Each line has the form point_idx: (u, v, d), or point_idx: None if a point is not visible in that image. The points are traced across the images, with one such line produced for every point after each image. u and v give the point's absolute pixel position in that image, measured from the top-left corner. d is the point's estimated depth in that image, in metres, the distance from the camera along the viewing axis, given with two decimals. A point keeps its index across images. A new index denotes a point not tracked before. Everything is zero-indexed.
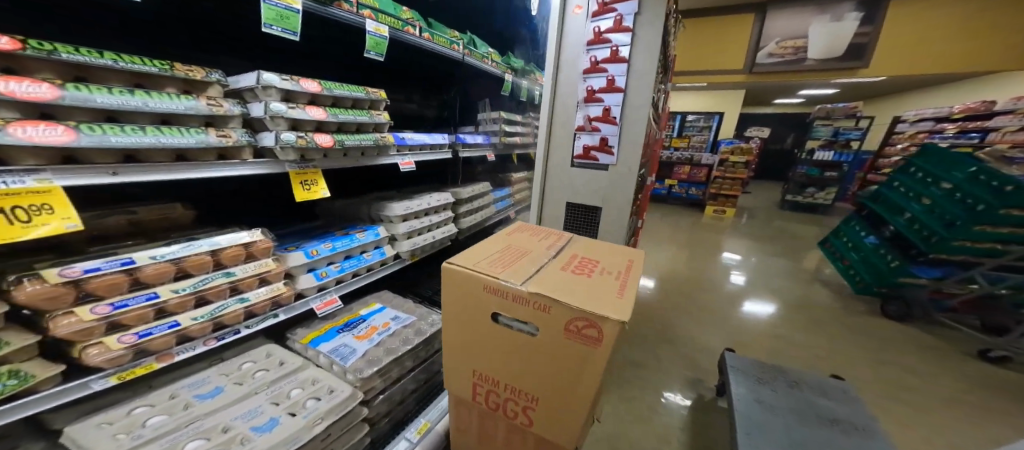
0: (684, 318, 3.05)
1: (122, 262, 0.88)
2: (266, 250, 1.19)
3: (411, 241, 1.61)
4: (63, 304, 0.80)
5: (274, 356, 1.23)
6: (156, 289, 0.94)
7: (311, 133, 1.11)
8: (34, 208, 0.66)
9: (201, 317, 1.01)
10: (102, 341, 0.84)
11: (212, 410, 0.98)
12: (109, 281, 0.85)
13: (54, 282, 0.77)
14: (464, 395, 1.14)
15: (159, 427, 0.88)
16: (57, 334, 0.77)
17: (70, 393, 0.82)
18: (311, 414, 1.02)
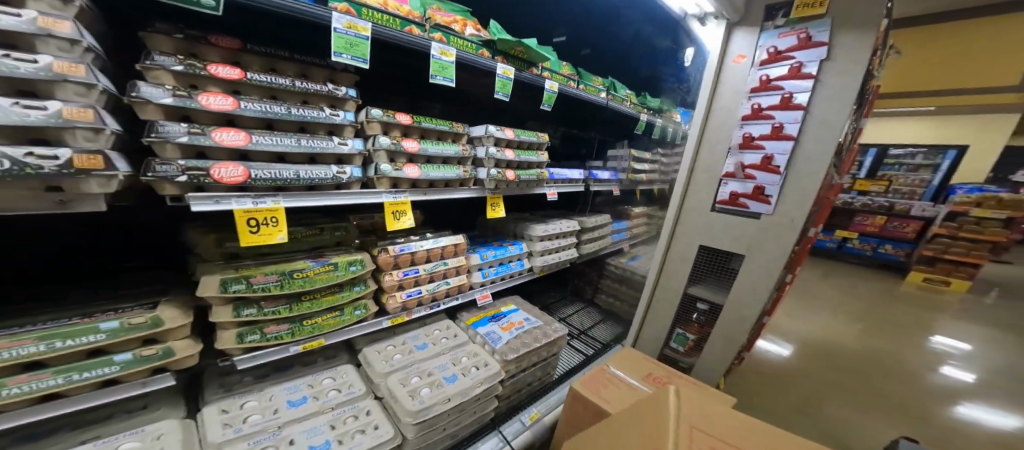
0: (847, 402, 2.36)
1: (409, 248, 1.21)
2: (461, 249, 1.38)
3: (544, 258, 1.70)
4: (389, 266, 1.18)
5: (450, 327, 1.36)
6: (418, 266, 1.24)
7: (504, 170, 1.36)
8: (398, 212, 1.13)
9: (432, 289, 1.27)
10: (395, 295, 1.18)
11: (421, 359, 1.16)
12: (403, 258, 1.20)
13: (388, 254, 1.16)
14: (576, 423, 1.25)
15: (398, 362, 1.12)
16: (385, 284, 1.15)
17: (364, 328, 1.11)
18: (476, 377, 1.15)
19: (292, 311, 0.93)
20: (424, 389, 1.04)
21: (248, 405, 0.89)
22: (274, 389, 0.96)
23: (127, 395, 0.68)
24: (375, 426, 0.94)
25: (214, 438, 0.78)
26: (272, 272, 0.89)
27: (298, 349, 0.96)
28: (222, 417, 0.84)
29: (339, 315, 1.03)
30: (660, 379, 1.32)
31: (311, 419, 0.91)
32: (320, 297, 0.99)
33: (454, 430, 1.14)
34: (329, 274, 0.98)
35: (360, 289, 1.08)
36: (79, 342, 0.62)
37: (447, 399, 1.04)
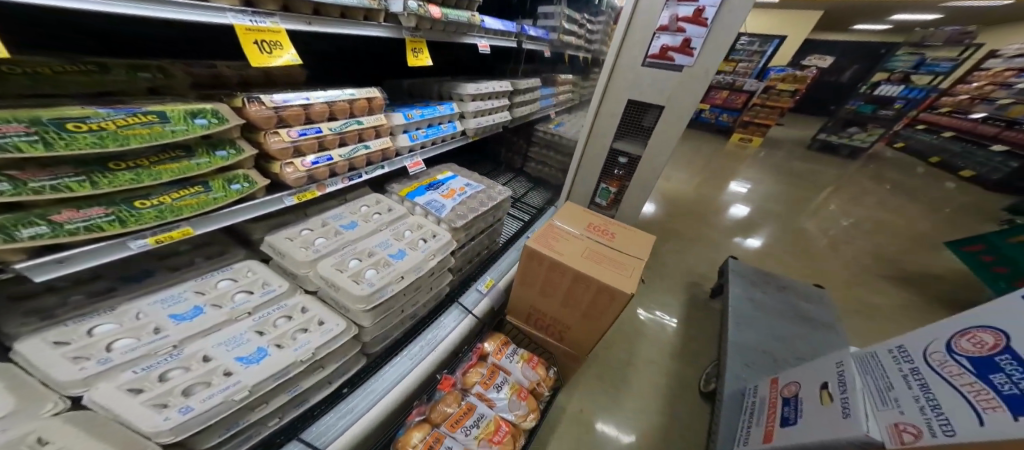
0: (700, 226, 3.08)
1: (298, 100, 0.82)
2: (381, 107, 1.04)
3: (477, 120, 1.45)
4: (270, 124, 0.78)
5: (382, 202, 1.07)
6: (319, 125, 0.88)
7: (425, 5, 0.97)
8: (270, 44, 0.68)
9: (346, 155, 0.94)
10: (293, 162, 0.82)
11: (356, 239, 0.91)
12: (291, 112, 0.81)
13: (267, 107, 0.76)
14: (531, 283, 1.13)
15: (326, 246, 0.85)
16: (269, 148, 0.77)
17: (268, 207, 0.79)
18: (426, 249, 0.95)
19: (98, 187, 0.53)
20: (369, 270, 0.82)
21: (103, 330, 0.57)
22: (138, 303, 0.63)
23: None
24: (319, 322, 0.73)
25: (70, 379, 0.48)
26: (14, 120, 0.45)
27: (150, 243, 0.59)
28: (63, 350, 0.51)
29: (205, 192, 0.65)
30: (601, 229, 1.22)
31: (228, 328, 0.64)
32: (152, 164, 0.59)
33: (413, 310, 0.98)
34: (154, 129, 0.58)
35: (229, 153, 0.70)
36: None
37: (400, 277, 0.85)
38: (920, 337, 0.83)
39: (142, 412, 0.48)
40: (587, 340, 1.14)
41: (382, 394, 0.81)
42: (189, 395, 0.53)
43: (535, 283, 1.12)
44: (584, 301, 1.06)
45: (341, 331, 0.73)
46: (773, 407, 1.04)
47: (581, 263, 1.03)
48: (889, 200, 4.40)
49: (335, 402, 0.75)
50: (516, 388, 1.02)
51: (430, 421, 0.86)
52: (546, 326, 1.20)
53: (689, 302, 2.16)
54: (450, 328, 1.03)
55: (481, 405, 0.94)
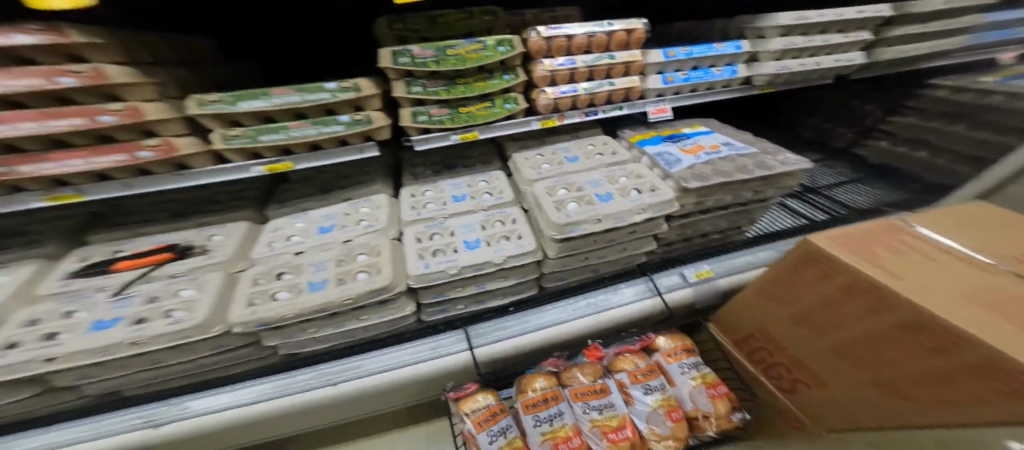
0: None
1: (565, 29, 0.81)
2: (639, 41, 0.88)
3: (779, 64, 1.00)
4: (540, 54, 0.83)
5: (610, 145, 1.04)
6: (575, 57, 0.85)
7: None
8: None
9: (592, 88, 0.88)
10: (546, 90, 0.86)
11: (573, 173, 0.96)
12: (557, 42, 0.82)
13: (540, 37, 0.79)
14: (801, 284, 0.71)
15: (548, 172, 0.96)
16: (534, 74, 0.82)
17: (509, 129, 0.91)
18: (635, 200, 0.86)
19: (450, 93, 0.82)
20: (571, 203, 0.86)
21: (428, 193, 1.02)
22: (445, 182, 1.05)
23: (351, 157, 0.85)
24: (518, 235, 0.90)
25: (408, 212, 0.95)
26: (426, 47, 0.77)
27: (457, 138, 0.87)
28: (410, 199, 1.00)
29: (490, 107, 0.87)
30: None
31: (471, 215, 0.96)
32: (473, 81, 0.83)
33: (597, 264, 0.98)
34: (480, 54, 0.78)
35: (511, 78, 0.85)
36: (314, 97, 0.75)
37: (597, 219, 0.84)
38: None
39: (412, 255, 0.84)
40: (863, 421, 0.67)
41: (531, 330, 0.95)
42: (433, 254, 0.85)
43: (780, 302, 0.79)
44: (906, 374, 0.55)
45: (528, 251, 0.86)
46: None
47: (952, 311, 0.48)
48: None
49: (500, 316, 0.99)
50: (670, 403, 0.88)
51: (559, 377, 0.92)
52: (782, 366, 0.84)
53: None
54: (624, 300, 0.98)
55: (618, 396, 0.88)
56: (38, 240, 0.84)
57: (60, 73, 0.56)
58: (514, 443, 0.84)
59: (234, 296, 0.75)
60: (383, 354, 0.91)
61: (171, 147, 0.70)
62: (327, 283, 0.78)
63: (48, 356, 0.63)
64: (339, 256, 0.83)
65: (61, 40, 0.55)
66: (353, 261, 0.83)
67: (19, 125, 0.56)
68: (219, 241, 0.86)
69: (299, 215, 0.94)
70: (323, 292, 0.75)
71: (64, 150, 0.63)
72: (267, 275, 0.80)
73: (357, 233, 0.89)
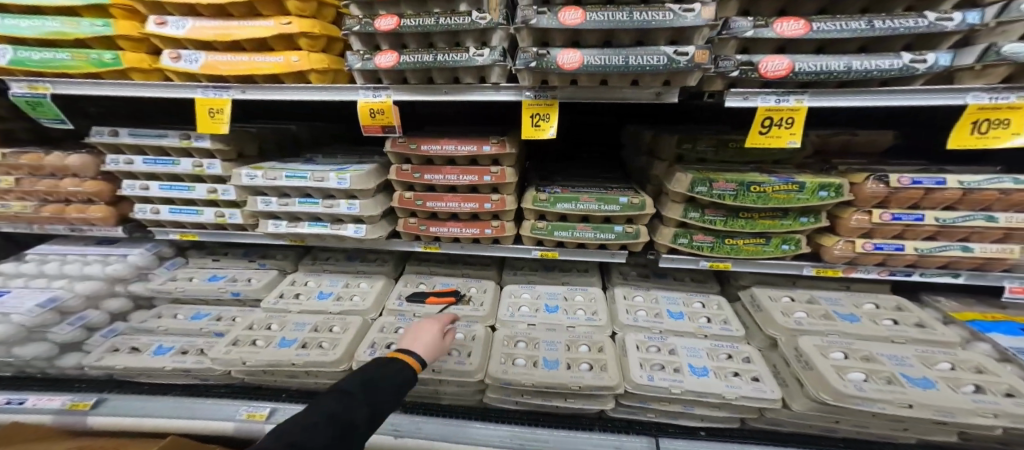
0: None
1: (931, 182, 0.67)
2: None
3: None
4: (869, 203, 0.72)
5: (907, 312, 0.81)
6: (923, 212, 0.71)
7: None
8: (995, 122, 0.55)
9: (927, 250, 0.72)
10: (851, 241, 0.76)
11: (850, 336, 0.76)
12: (909, 194, 0.69)
13: (885, 187, 0.69)
14: None
15: (810, 324, 0.79)
16: (848, 224, 0.73)
17: (776, 268, 0.84)
18: (985, 401, 0.59)
19: (723, 225, 0.80)
20: (858, 372, 0.66)
21: (634, 298, 0.97)
22: (656, 293, 0.99)
23: (601, 259, 0.90)
24: (755, 376, 0.75)
25: (624, 319, 0.91)
26: (731, 179, 0.74)
27: (706, 265, 0.86)
28: (624, 301, 0.96)
29: (763, 244, 0.81)
30: None
31: (692, 338, 0.86)
32: (758, 218, 0.79)
33: (852, 430, 0.73)
34: (789, 196, 0.73)
35: (809, 221, 0.77)
36: (603, 207, 0.81)
37: (907, 404, 0.60)
38: None
39: (633, 364, 0.79)
40: None
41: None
42: (652, 369, 0.78)
43: None
44: None
45: (772, 399, 0.70)
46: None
47: None
48: None
49: (690, 438, 0.80)
50: None
51: None
52: None
53: None
54: None
55: None
56: (382, 260, 1.12)
57: (485, 172, 0.79)
58: None
59: (491, 354, 0.84)
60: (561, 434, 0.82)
61: (504, 228, 0.87)
62: (557, 364, 0.80)
63: (388, 365, 0.78)
64: (568, 342, 0.87)
65: (501, 150, 0.77)
66: (576, 349, 0.85)
67: (450, 203, 0.83)
68: (476, 295, 1.00)
69: (526, 286, 1.04)
70: (553, 373, 0.78)
71: (453, 221, 0.87)
72: (512, 340, 0.88)
73: (579, 322, 0.92)
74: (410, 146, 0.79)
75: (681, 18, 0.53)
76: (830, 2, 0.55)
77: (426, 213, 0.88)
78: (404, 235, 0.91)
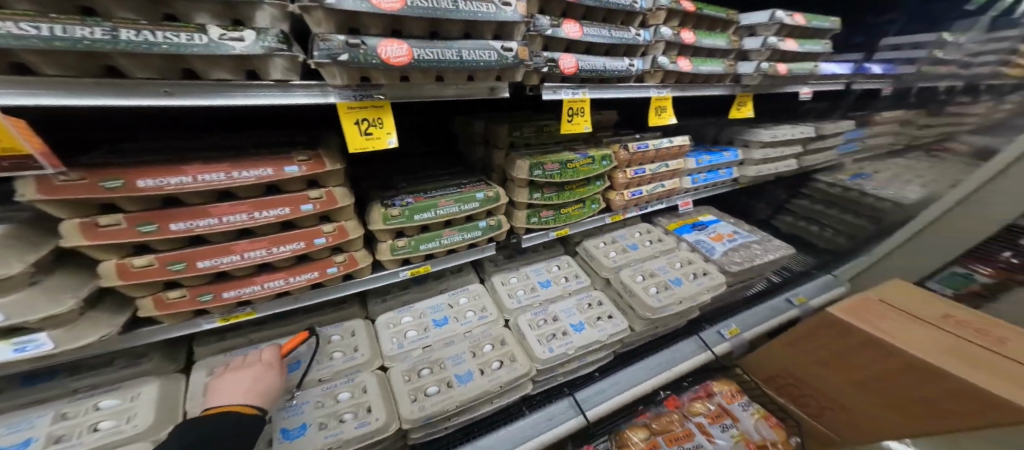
0: None
1: (641, 145, 1.11)
2: (677, 153, 1.19)
3: (759, 168, 1.34)
4: (622, 164, 1.11)
5: (655, 231, 1.27)
6: (643, 166, 1.14)
7: (774, 63, 1.13)
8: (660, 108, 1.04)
9: (651, 189, 1.18)
10: (621, 192, 1.14)
11: (639, 260, 1.13)
12: (638, 156, 1.11)
13: (625, 152, 1.08)
14: (823, 345, 1.10)
15: (620, 259, 1.12)
16: (617, 182, 1.10)
17: (587, 224, 1.14)
18: (701, 284, 1.07)
19: (556, 200, 1.01)
20: (653, 287, 1.03)
21: (508, 281, 1.04)
22: (525, 269, 1.10)
23: (472, 257, 0.95)
24: (609, 315, 1.02)
25: (508, 305, 0.98)
26: (555, 161, 0.95)
27: (553, 234, 1.08)
28: (504, 288, 1.02)
29: (582, 208, 1.09)
30: (970, 357, 0.93)
31: (561, 301, 1.03)
32: (574, 189, 1.05)
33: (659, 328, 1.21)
34: (587, 168, 1.01)
35: (599, 184, 1.09)
36: (464, 208, 0.84)
37: (678, 301, 1.02)
38: None
39: (534, 344, 0.90)
40: (867, 425, 1.08)
41: (623, 387, 1.16)
42: (549, 342, 0.91)
43: (830, 350, 1.09)
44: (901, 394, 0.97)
45: (622, 329, 0.99)
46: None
47: (918, 382, 0.93)
48: None
49: (591, 381, 1.17)
50: (745, 439, 1.15)
51: (653, 427, 1.18)
52: (803, 395, 1.23)
53: None
54: (682, 355, 1.26)
55: (702, 437, 1.14)
56: (141, 359, 0.70)
57: (301, 199, 0.64)
58: None
59: (394, 397, 0.74)
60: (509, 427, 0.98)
61: (354, 261, 0.75)
62: (471, 374, 0.81)
63: None
64: (471, 348, 0.86)
65: (316, 169, 0.63)
66: (482, 352, 0.86)
67: (250, 253, 0.63)
68: (341, 344, 0.81)
69: (404, 309, 0.91)
70: (472, 386, 0.78)
71: (268, 273, 0.67)
72: (413, 370, 0.80)
73: (473, 324, 0.91)
74: (102, 184, 0.47)
75: (501, 11, 0.63)
76: (588, 10, 0.82)
77: (202, 277, 0.63)
78: (162, 319, 0.61)
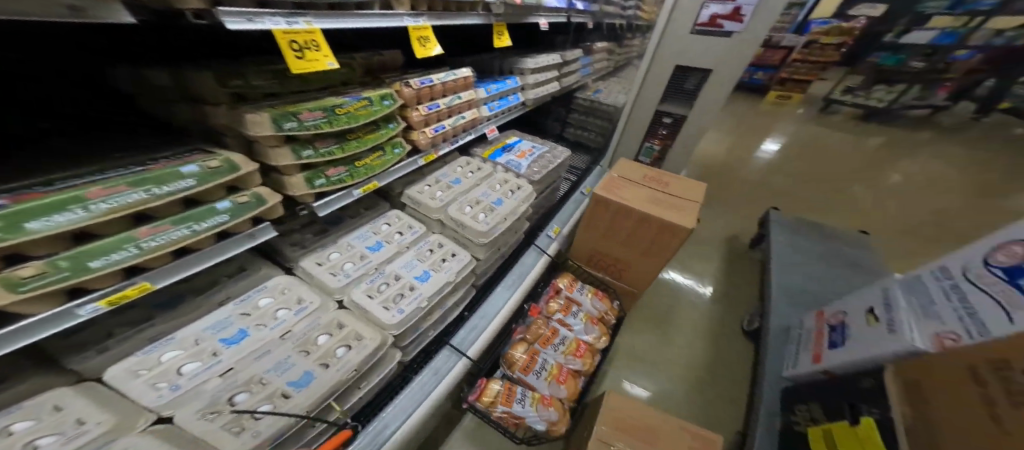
0: (735, 190, 3.32)
1: (424, 79, 0.99)
2: (464, 84, 1.16)
3: (535, 91, 1.58)
4: (411, 100, 0.97)
5: (474, 162, 1.29)
6: (435, 101, 1.05)
7: None
8: (423, 41, 0.97)
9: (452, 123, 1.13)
10: (423, 130, 1.02)
11: (463, 193, 1.15)
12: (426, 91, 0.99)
13: (410, 88, 0.94)
14: (596, 227, 1.44)
15: (443, 198, 1.10)
16: (413, 120, 0.96)
17: (402, 169, 0.98)
18: (518, 197, 1.21)
19: (343, 153, 0.75)
20: (480, 214, 1.08)
21: (331, 257, 0.89)
22: (345, 239, 0.95)
23: (244, 249, 0.64)
24: (452, 254, 1.04)
25: (334, 285, 0.84)
26: (316, 107, 0.65)
27: (360, 192, 0.84)
28: (322, 268, 0.86)
29: (383, 155, 0.88)
30: (663, 200, 1.34)
31: (399, 256, 0.98)
32: (363, 136, 0.80)
33: (503, 248, 1.34)
34: (368, 111, 0.77)
35: (394, 127, 0.90)
36: (178, 189, 0.49)
37: (503, 219, 1.12)
38: (959, 260, 1.02)
39: (377, 311, 0.83)
40: (645, 270, 1.47)
41: (492, 313, 1.26)
42: (394, 302, 0.86)
43: (601, 225, 1.42)
44: (646, 239, 1.34)
45: (465, 261, 1.04)
46: (998, 284, 0.88)
47: (642, 228, 1.32)
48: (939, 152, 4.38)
49: (463, 322, 1.21)
50: (589, 317, 1.46)
51: (528, 339, 1.34)
52: (607, 263, 1.57)
53: (725, 261, 2.55)
54: (531, 265, 1.45)
55: (563, 329, 1.40)
56: None
57: None
58: (552, 370, 1.27)
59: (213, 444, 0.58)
60: (395, 405, 0.97)
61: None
62: (313, 373, 0.71)
63: None
64: (298, 348, 0.73)
65: None
66: (316, 346, 0.74)
67: None
68: (74, 411, 0.50)
69: (159, 344, 0.63)
70: (316, 384, 0.69)
71: None
72: (217, 404, 0.61)
73: (292, 321, 0.76)
74: None
75: None
76: None
77: None
78: None
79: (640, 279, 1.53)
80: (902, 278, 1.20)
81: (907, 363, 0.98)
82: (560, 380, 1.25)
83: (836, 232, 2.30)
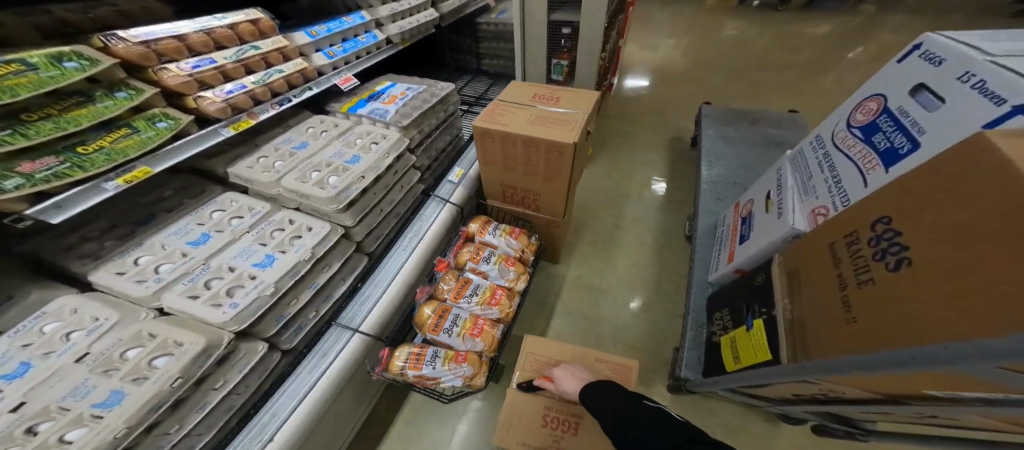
0: (679, 96, 3.16)
1: (167, 31, 0.76)
2: (258, 30, 0.93)
3: (399, 24, 1.33)
4: (152, 61, 0.73)
5: (327, 120, 1.17)
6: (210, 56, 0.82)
7: None
8: None
9: (258, 80, 0.91)
10: (206, 95, 0.81)
11: (311, 155, 1.04)
12: (166, 44, 0.75)
13: (138, 43, 0.70)
14: (492, 160, 1.34)
15: (283, 167, 0.99)
16: (169, 84, 0.74)
17: (205, 141, 0.83)
18: (379, 149, 1.09)
19: (32, 138, 0.57)
20: (331, 177, 0.98)
21: (143, 260, 0.83)
22: (157, 238, 0.87)
23: None
24: (308, 228, 0.98)
25: (144, 294, 0.77)
26: None
27: (118, 182, 0.68)
28: (125, 277, 0.79)
29: (134, 132, 0.71)
30: (551, 116, 1.24)
31: (235, 244, 0.91)
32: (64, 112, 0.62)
33: (392, 208, 1.24)
34: (31, 77, 0.56)
35: (129, 94, 0.70)
36: None
37: (361, 177, 1.01)
38: (829, 122, 1.03)
39: (206, 310, 0.78)
40: (557, 198, 1.38)
41: (388, 278, 1.21)
42: (229, 296, 0.82)
43: (498, 157, 1.32)
44: (541, 163, 1.25)
45: (324, 233, 0.98)
46: (856, 146, 0.91)
47: (535, 152, 1.22)
48: (890, 20, 4.21)
49: (354, 294, 1.16)
50: (504, 257, 1.40)
51: (437, 296, 1.30)
52: (519, 197, 1.47)
53: (668, 168, 2.48)
54: (433, 218, 1.37)
55: (477, 277, 1.35)
56: None
57: None
58: (466, 323, 1.22)
59: None
60: (282, 395, 0.94)
61: None
62: (124, 391, 0.66)
63: None
64: (98, 369, 0.69)
65: None
66: (124, 361, 0.71)
67: None
68: None
69: None
70: (128, 400, 0.65)
71: None
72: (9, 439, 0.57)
73: (88, 342, 0.71)
74: None
75: None
76: None
77: None
78: None
79: (554, 209, 1.44)
80: (791, 154, 1.22)
81: (790, 248, 0.99)
82: (474, 333, 1.20)
83: (768, 119, 2.21)
